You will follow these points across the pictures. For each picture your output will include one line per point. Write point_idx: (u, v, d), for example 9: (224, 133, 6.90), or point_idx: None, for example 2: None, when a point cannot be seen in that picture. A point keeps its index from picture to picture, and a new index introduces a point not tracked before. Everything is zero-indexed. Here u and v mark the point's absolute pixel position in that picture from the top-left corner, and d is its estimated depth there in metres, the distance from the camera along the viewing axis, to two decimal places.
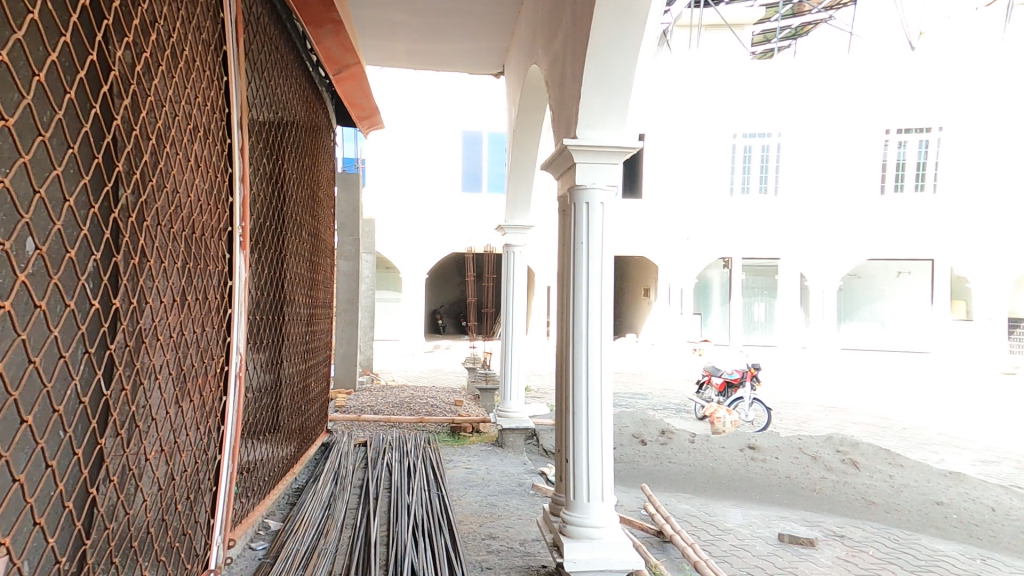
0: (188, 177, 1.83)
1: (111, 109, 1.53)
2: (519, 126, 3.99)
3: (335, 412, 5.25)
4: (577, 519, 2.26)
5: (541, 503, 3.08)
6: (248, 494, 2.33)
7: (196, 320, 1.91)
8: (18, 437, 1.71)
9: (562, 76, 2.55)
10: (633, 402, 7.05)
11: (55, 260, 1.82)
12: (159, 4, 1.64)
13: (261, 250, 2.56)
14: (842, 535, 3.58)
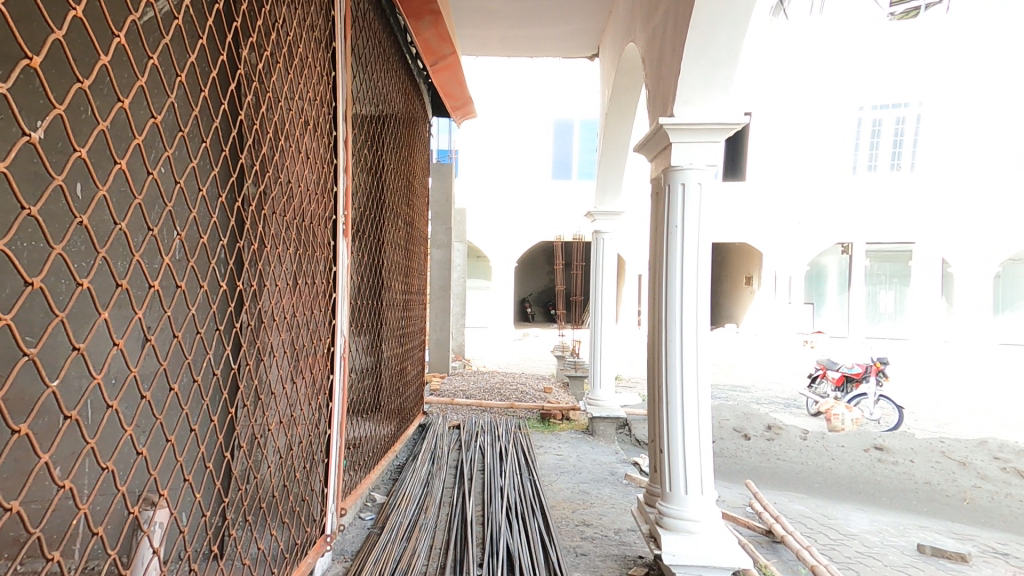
0: (299, 168, 1.96)
1: (238, 106, 1.67)
2: (611, 109, 3.90)
3: (432, 395, 5.51)
4: (673, 511, 2.19)
5: (635, 494, 3.03)
6: (356, 467, 2.51)
7: (306, 303, 2.06)
8: (169, 401, 2.00)
9: (661, 50, 2.43)
10: (733, 394, 6.70)
11: (194, 248, 2.09)
12: (279, 6, 1.76)
13: (363, 238, 2.72)
14: (1005, 552, 3.17)
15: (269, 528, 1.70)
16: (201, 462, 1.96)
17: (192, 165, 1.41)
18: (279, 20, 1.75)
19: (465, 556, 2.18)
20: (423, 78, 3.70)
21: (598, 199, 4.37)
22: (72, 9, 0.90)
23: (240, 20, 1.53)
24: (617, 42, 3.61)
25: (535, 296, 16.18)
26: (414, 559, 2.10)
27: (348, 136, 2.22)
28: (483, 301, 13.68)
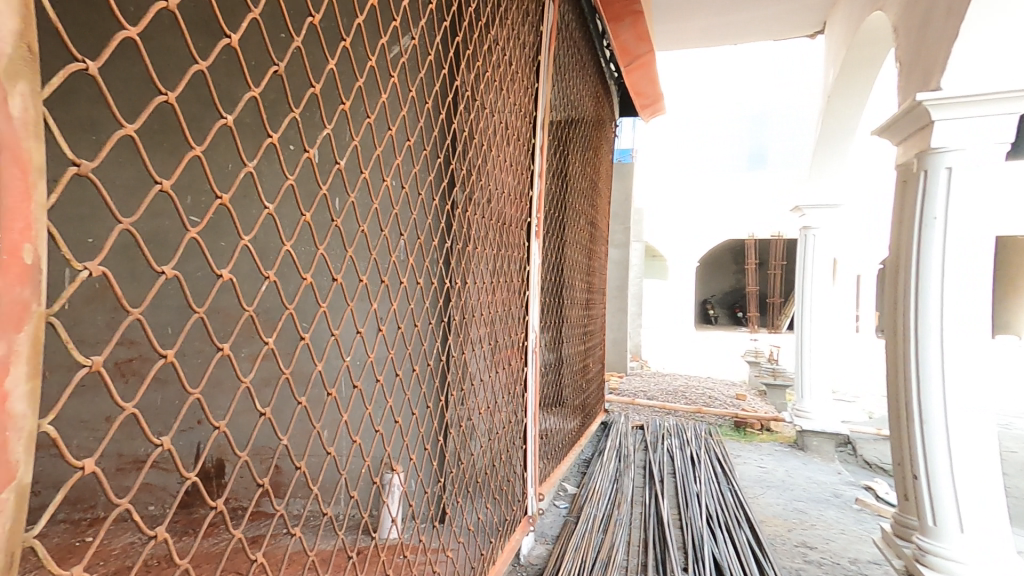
0: (502, 174, 2.12)
1: (457, 120, 1.85)
2: (836, 88, 3.53)
3: (612, 394, 5.61)
4: (935, 549, 2.04)
5: (871, 522, 2.68)
6: (548, 457, 2.64)
7: (505, 299, 2.21)
8: (384, 385, 2.32)
9: (928, 13, 2.13)
10: (1008, 423, 5.43)
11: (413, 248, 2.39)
12: (499, 28, 1.95)
13: (550, 238, 2.85)
14: None
15: (479, 505, 1.86)
16: (409, 447, 2.19)
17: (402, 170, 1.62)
18: (493, 38, 1.93)
19: (665, 557, 2.13)
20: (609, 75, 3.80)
21: (808, 190, 3.99)
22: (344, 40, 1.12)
23: (465, 44, 1.72)
24: (851, 14, 3.27)
25: (717, 300, 15.64)
26: (613, 552, 2.13)
27: (543, 141, 2.35)
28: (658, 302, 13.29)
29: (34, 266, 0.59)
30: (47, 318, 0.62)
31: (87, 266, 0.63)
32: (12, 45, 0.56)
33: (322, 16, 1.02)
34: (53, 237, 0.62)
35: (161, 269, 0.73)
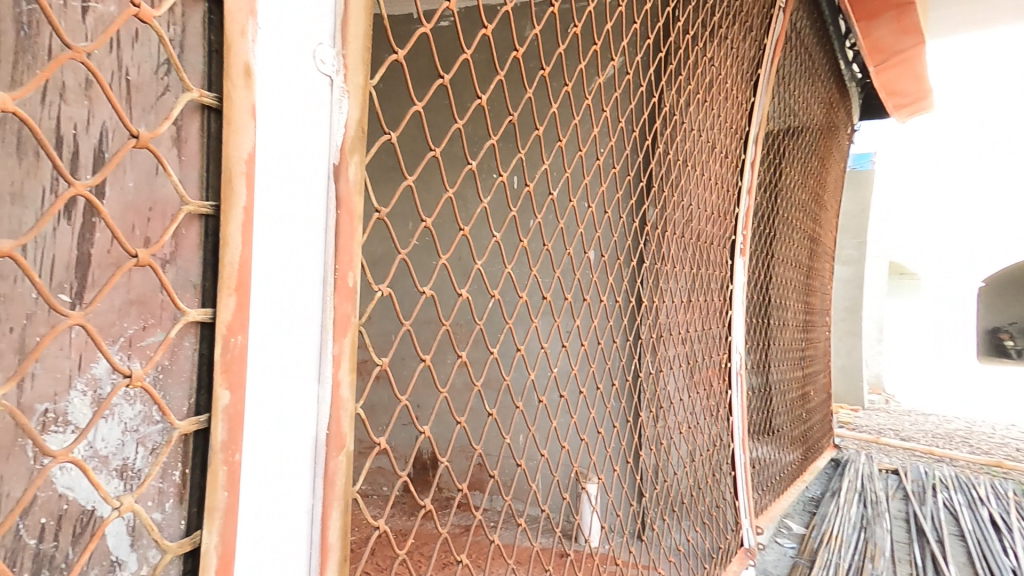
0: (704, 191, 2.06)
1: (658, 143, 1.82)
2: None
3: (846, 430, 5.05)
4: None
5: None
6: (764, 487, 2.55)
7: (702, 320, 2.11)
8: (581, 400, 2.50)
9: None
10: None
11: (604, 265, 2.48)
12: (711, 47, 1.93)
13: (760, 259, 2.68)
14: None
15: (683, 531, 1.81)
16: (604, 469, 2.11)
17: (602, 194, 1.69)
18: (701, 56, 1.90)
19: None
20: (851, 77, 3.91)
21: None
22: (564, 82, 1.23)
23: (670, 67, 1.74)
24: None
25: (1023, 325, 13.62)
26: None
27: (756, 156, 2.23)
28: (901, 318, 11.78)
29: (356, 288, 0.76)
30: (359, 330, 0.80)
31: (381, 286, 0.84)
32: (357, 129, 0.74)
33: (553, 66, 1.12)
34: (363, 267, 0.81)
35: (423, 289, 0.93)
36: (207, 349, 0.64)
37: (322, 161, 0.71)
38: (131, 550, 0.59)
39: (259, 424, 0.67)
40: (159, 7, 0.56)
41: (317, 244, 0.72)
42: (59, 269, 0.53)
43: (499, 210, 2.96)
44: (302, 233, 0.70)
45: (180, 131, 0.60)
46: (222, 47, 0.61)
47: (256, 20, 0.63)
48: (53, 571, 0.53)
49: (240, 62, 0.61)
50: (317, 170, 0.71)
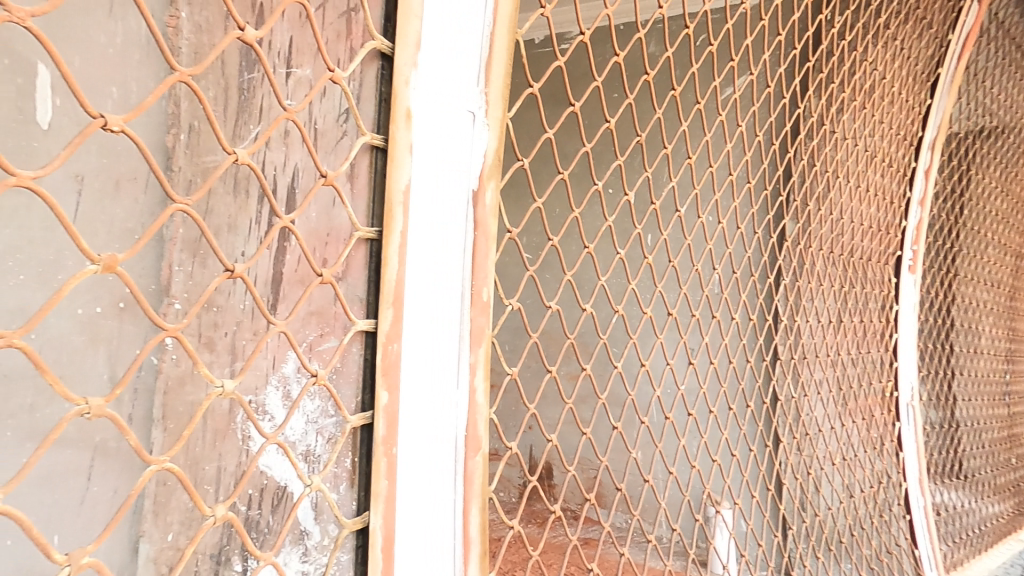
0: (857, 202, 1.87)
1: (799, 156, 1.69)
2: None
3: None
4: None
5: None
6: (957, 539, 2.23)
7: (851, 341, 1.93)
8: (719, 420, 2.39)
9: None
10: None
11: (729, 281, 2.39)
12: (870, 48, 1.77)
13: (935, 273, 2.63)
14: None
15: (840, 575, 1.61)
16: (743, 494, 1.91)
17: (735, 210, 1.59)
18: (859, 58, 1.75)
19: None
20: None
21: None
22: (697, 100, 1.21)
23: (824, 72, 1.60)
24: None
25: None
26: None
27: (934, 163, 1.93)
28: None
29: (490, 302, 0.81)
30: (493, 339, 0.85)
31: (511, 301, 0.89)
32: (495, 158, 0.79)
33: (681, 87, 1.12)
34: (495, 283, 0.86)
35: (548, 303, 0.96)
36: (371, 353, 0.74)
37: (463, 187, 0.77)
38: (315, 523, 0.71)
39: (411, 421, 0.75)
40: (347, 70, 0.67)
41: (459, 263, 0.78)
42: (265, 284, 0.68)
43: (622, 228, 2.93)
44: (449, 254, 0.77)
45: (354, 167, 0.71)
46: (390, 96, 0.71)
47: (417, 71, 0.72)
48: (259, 534, 0.67)
49: (403, 107, 0.71)
50: (461, 196, 0.77)
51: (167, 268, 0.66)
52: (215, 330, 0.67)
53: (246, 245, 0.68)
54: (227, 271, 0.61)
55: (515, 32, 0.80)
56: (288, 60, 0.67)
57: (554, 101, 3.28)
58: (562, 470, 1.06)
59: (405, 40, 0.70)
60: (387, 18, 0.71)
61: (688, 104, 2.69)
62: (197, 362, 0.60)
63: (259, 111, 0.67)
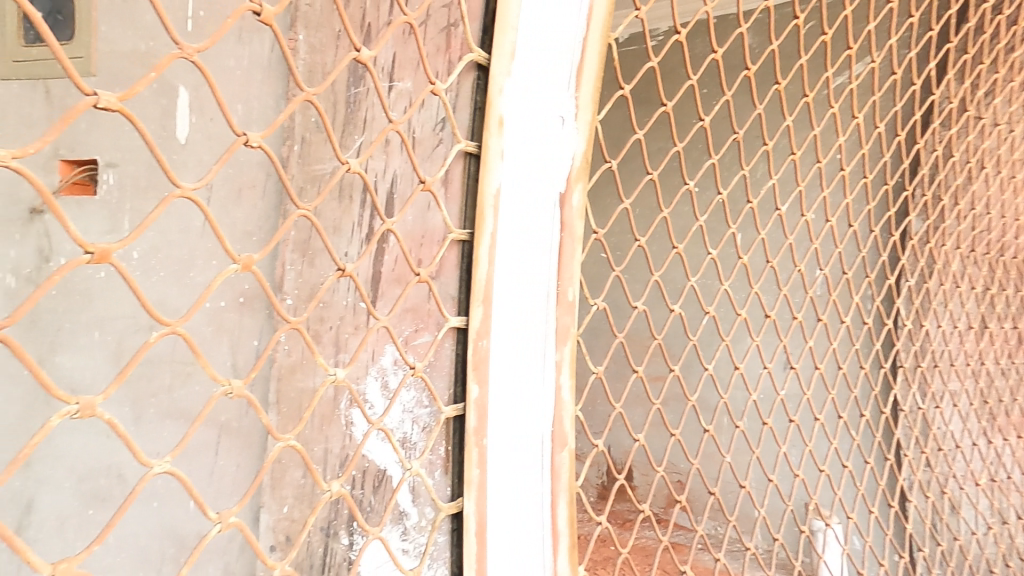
0: (1004, 200, 1.79)
1: (926, 145, 1.54)
2: None
3: None
4: None
5: None
6: None
7: (998, 348, 1.84)
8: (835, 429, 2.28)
9: None
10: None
11: (839, 282, 2.27)
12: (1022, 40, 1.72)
13: None
14: None
15: None
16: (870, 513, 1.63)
17: (848, 207, 1.46)
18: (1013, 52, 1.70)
19: None
20: None
21: None
22: (803, 94, 1.15)
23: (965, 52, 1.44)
24: None
25: None
26: None
27: None
28: None
29: (575, 301, 0.83)
30: (578, 338, 0.86)
31: (597, 300, 0.89)
32: (582, 161, 0.81)
33: (786, 80, 1.08)
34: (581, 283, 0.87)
35: (634, 304, 0.95)
36: (462, 349, 0.78)
37: (553, 190, 0.79)
38: (413, 505, 0.77)
39: (502, 415, 0.78)
40: (446, 82, 0.71)
41: (546, 264, 0.80)
42: (368, 282, 0.77)
43: (715, 228, 2.82)
44: (537, 255, 0.79)
45: (448, 173, 0.75)
46: (485, 104, 0.74)
47: (510, 78, 0.74)
48: (364, 511, 0.75)
49: (496, 114, 0.73)
50: (549, 199, 0.79)
51: (282, 267, 0.85)
52: (322, 324, 0.80)
53: (349, 244, 0.80)
54: (339, 270, 0.69)
55: (608, 35, 0.81)
56: (391, 74, 0.73)
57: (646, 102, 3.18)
58: (646, 472, 1.05)
59: (500, 50, 0.73)
60: (485, 31, 0.74)
61: (795, 97, 2.52)
62: (314, 354, 0.70)
63: (363, 122, 0.80)
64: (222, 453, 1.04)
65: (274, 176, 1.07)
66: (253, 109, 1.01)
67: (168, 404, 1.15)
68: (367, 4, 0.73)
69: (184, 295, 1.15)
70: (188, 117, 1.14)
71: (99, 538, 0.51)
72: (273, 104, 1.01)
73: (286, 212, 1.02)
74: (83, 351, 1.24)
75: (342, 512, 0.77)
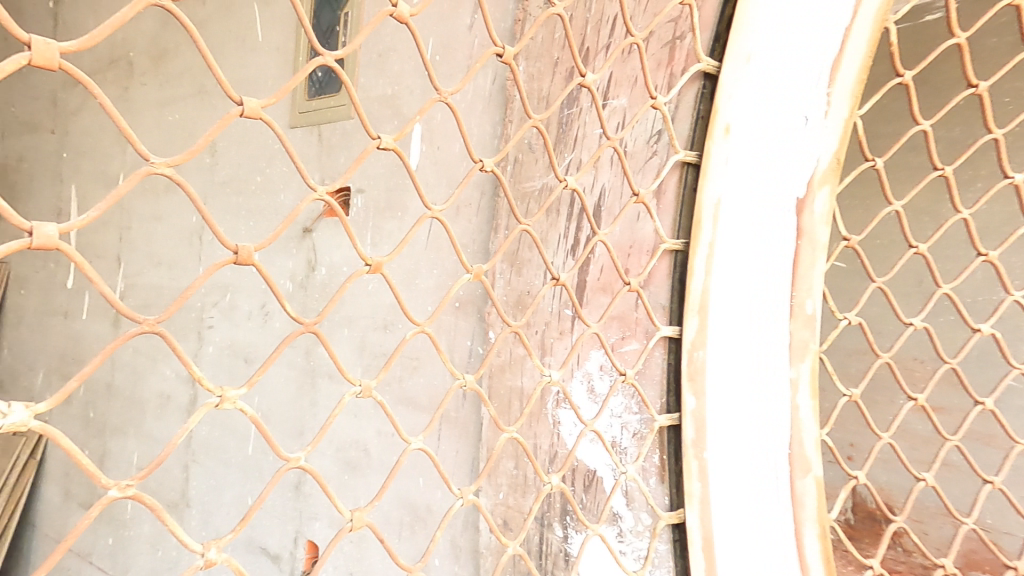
0: None
1: None
2: None
3: None
4: None
5: None
6: None
7: None
8: None
9: None
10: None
11: None
12: None
13: None
14: None
15: None
16: None
17: None
18: None
19: None
20: None
21: None
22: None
23: None
24: None
25: None
26: None
27: None
28: None
29: (814, 315, 0.83)
30: (819, 355, 0.85)
31: (846, 315, 0.89)
32: (831, 165, 0.81)
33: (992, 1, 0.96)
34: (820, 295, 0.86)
35: (884, 308, 0.94)
36: (674, 358, 0.82)
37: (790, 198, 0.81)
38: (629, 509, 0.80)
39: (728, 424, 0.80)
40: (667, 95, 0.75)
41: (782, 275, 0.82)
42: (575, 290, 0.86)
43: None
44: (773, 266, 0.81)
45: (661, 184, 0.79)
46: (709, 113, 0.77)
47: (738, 83, 0.76)
48: (581, 509, 0.82)
49: (722, 123, 0.77)
50: (785, 206, 0.81)
51: (494, 278, 1.07)
52: (531, 327, 0.96)
53: (556, 256, 0.92)
54: (553, 281, 0.77)
55: (885, 19, 0.78)
56: (607, 93, 0.81)
57: (936, 86, 2.46)
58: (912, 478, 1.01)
59: (734, 55, 0.76)
60: (715, 39, 0.77)
61: None
62: (531, 354, 0.79)
63: (574, 140, 0.91)
64: (445, 438, 1.23)
65: (489, 193, 1.19)
66: (473, 135, 1.18)
67: (400, 392, 1.40)
68: (587, 31, 0.84)
69: (414, 298, 1.38)
70: (420, 147, 1.37)
71: (378, 495, 0.65)
72: (490, 131, 1.17)
73: (498, 226, 1.15)
74: (340, 343, 1.58)
75: (556, 507, 0.86)
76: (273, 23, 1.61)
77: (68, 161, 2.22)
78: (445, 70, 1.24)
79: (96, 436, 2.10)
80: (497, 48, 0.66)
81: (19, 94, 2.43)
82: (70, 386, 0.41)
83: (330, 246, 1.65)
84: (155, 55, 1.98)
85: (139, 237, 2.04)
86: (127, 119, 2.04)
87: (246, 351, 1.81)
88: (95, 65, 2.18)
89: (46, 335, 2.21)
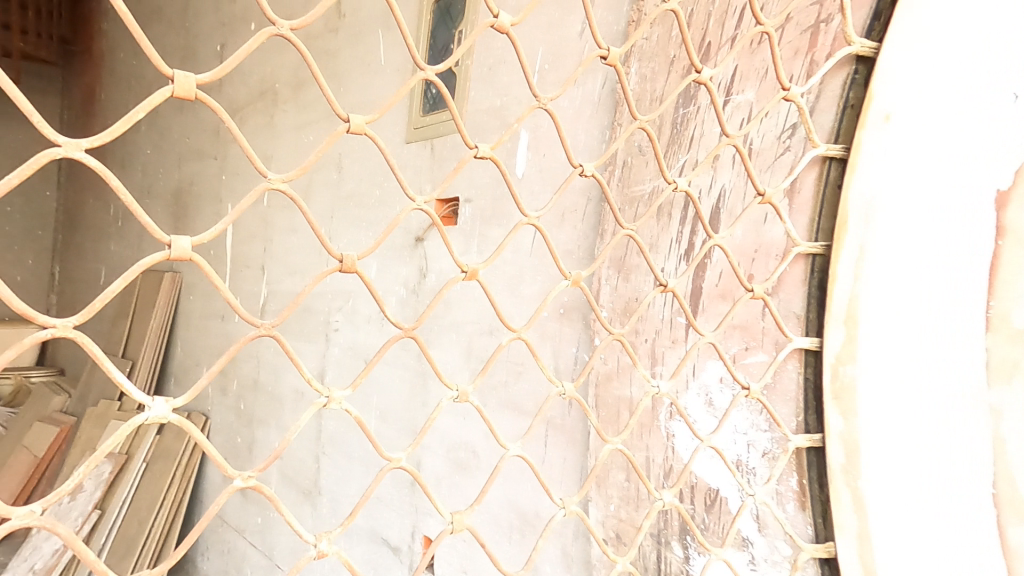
0: None
1: None
2: None
3: None
4: None
5: None
6: None
7: None
8: None
9: None
10: None
11: None
12: None
13: None
14: None
15: None
16: None
17: None
18: None
19: None
20: None
21: None
22: None
23: None
24: None
25: None
26: None
27: None
28: None
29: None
30: None
31: None
32: None
33: None
34: None
35: None
36: (812, 373, 0.78)
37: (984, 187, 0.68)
38: (760, 535, 0.78)
39: (901, 451, 0.72)
40: (804, 87, 0.72)
41: (973, 282, 0.69)
42: (690, 296, 0.89)
43: None
44: (958, 273, 0.70)
45: (796, 182, 0.78)
46: (861, 101, 0.74)
47: (900, 68, 0.71)
48: (700, 527, 0.82)
49: (878, 112, 0.72)
50: (977, 192, 0.69)
51: (597, 284, 1.06)
52: (638, 336, 0.96)
53: (666, 261, 0.92)
54: (660, 287, 0.74)
55: None
56: (731, 87, 0.83)
57: None
58: None
59: (894, 36, 0.72)
60: (874, 17, 0.74)
61: None
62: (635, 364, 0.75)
63: (689, 140, 0.89)
64: (551, 445, 1.23)
65: (594, 199, 1.17)
66: (580, 140, 1.18)
67: (505, 396, 1.42)
68: (711, 25, 0.85)
69: (520, 304, 1.39)
70: (525, 155, 1.38)
71: (478, 500, 0.70)
72: (598, 136, 1.15)
73: (604, 231, 1.11)
74: (448, 347, 1.64)
75: (674, 525, 0.84)
76: (393, 46, 1.72)
77: (226, 182, 2.55)
78: (553, 77, 1.25)
79: (246, 425, 2.36)
80: (601, 51, 0.65)
81: (193, 125, 2.83)
82: (202, 385, 0.54)
83: (440, 254, 1.72)
84: (295, 86, 2.21)
85: (279, 248, 2.28)
86: (271, 144, 2.31)
87: (366, 353, 1.94)
88: (246, 97, 2.48)
89: (207, 335, 2.55)
